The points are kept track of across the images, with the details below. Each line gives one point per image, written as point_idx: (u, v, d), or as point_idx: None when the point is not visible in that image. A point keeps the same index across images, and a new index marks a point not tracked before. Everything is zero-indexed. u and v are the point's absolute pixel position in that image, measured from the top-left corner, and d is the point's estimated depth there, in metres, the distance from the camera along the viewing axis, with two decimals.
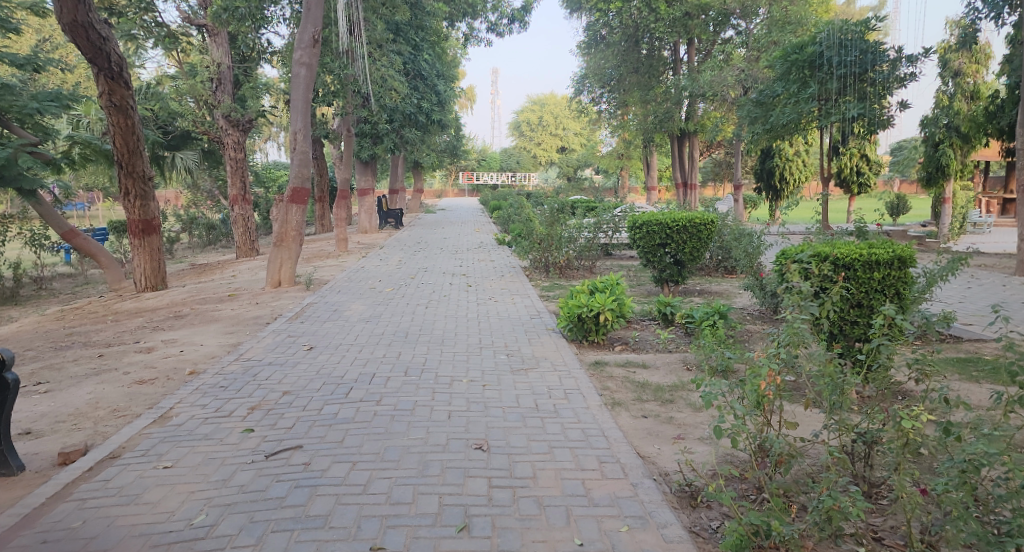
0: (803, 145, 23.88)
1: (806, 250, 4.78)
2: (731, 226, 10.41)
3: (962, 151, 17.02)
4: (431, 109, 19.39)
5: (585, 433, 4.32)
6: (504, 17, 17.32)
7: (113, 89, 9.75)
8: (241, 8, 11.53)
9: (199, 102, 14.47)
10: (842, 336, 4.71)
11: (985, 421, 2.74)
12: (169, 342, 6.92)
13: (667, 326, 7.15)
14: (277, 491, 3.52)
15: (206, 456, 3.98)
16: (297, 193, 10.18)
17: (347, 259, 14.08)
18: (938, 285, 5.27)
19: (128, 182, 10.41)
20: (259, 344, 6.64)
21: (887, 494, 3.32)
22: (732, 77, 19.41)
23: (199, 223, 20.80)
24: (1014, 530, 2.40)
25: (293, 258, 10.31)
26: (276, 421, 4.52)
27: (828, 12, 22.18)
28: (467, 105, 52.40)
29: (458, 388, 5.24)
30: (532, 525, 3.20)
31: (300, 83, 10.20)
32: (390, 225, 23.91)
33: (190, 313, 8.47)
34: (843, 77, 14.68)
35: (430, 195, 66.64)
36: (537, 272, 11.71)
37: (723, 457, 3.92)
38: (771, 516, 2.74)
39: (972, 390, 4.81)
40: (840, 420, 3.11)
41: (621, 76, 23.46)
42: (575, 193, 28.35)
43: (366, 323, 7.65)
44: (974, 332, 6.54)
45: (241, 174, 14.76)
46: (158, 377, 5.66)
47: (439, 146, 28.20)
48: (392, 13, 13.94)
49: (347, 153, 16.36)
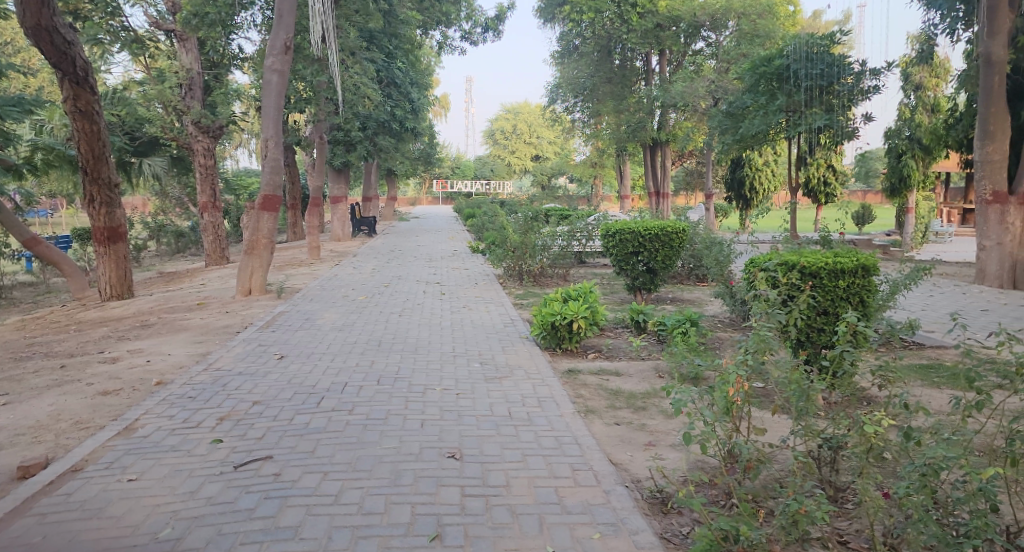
0: (771, 155, 24.29)
1: (774, 259, 4.91)
2: (702, 235, 10.55)
3: (923, 162, 17.50)
4: (405, 117, 19.36)
5: (559, 441, 4.34)
6: (477, 26, 17.41)
7: (78, 94, 9.59)
8: (211, 14, 11.49)
9: (168, 108, 14.21)
10: (810, 343, 4.81)
11: (944, 426, 2.80)
12: (134, 352, 6.79)
13: (639, 334, 7.22)
14: (246, 503, 3.47)
15: (173, 468, 3.91)
16: (268, 201, 10.05)
17: (320, 268, 13.95)
18: (901, 294, 5.40)
19: (93, 189, 10.19)
20: (229, 354, 6.56)
21: (852, 499, 3.38)
22: (703, 88, 19.71)
23: (167, 231, 20.56)
24: (971, 531, 2.46)
25: (264, 266, 10.19)
26: (246, 431, 4.46)
27: (796, 25, 22.67)
28: (442, 114, 52.44)
29: (432, 396, 5.24)
30: (504, 533, 3.20)
31: (272, 90, 10.10)
32: (364, 233, 23.79)
33: (156, 323, 8.33)
34: (809, 90, 15.12)
35: (403, 203, 66.38)
36: (511, 280, 11.74)
37: (694, 463, 3.97)
38: (740, 520, 2.77)
39: (933, 396, 4.95)
40: (807, 426, 3.15)
41: (594, 86, 23.64)
42: (548, 202, 28.44)
43: (339, 331, 7.60)
44: (935, 339, 6.72)
45: (210, 181, 14.56)
46: (122, 388, 5.54)
47: (413, 153, 28.06)
48: (366, 20, 13.85)
49: (320, 160, 16.22)
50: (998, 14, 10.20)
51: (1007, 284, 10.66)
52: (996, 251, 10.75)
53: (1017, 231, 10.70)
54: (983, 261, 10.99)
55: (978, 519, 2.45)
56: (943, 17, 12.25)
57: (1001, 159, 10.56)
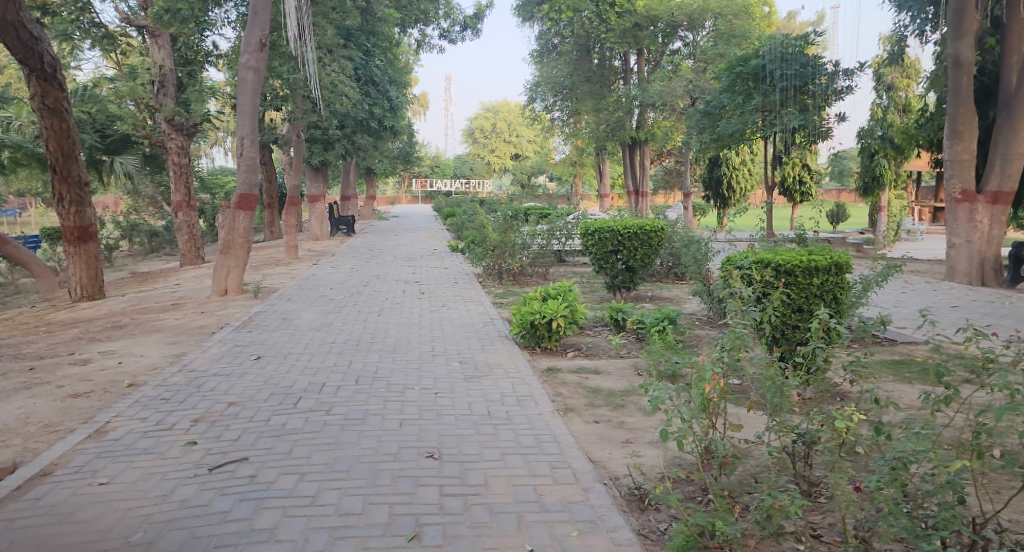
0: (748, 155, 24.55)
1: (749, 257, 4.96)
2: (680, 234, 10.61)
3: (895, 161, 17.81)
4: (383, 115, 19.24)
5: (538, 439, 4.34)
6: (456, 25, 17.36)
7: (46, 91, 9.41)
8: (183, 10, 11.29)
9: (140, 105, 13.99)
10: (784, 339, 4.86)
11: (913, 420, 2.85)
12: (106, 353, 6.68)
13: (618, 332, 7.26)
14: (221, 505, 3.43)
15: (145, 472, 3.84)
16: (244, 200, 9.94)
17: (297, 267, 13.83)
18: (873, 291, 5.48)
19: (62, 188, 9.98)
20: (204, 355, 6.47)
21: (824, 493, 3.42)
22: (681, 87, 19.86)
23: (140, 230, 20.24)
24: (939, 523, 2.51)
25: (240, 266, 10.07)
26: (221, 433, 4.40)
27: (771, 26, 22.93)
28: (420, 113, 52.30)
29: (410, 396, 5.21)
30: (483, 533, 3.19)
31: (247, 88, 9.99)
32: (343, 232, 23.61)
33: (129, 324, 8.19)
34: (784, 90, 15.31)
35: (383, 203, 66.06)
36: (490, 279, 11.73)
37: (671, 459, 4.01)
38: (716, 515, 2.80)
39: (904, 390, 5.03)
40: (781, 421, 3.19)
41: (573, 85, 23.72)
42: (527, 201, 28.48)
43: (316, 332, 7.53)
44: (905, 334, 6.83)
45: (185, 180, 14.36)
46: (94, 390, 5.45)
47: (391, 152, 27.94)
48: (343, 18, 13.74)
49: (297, 158, 16.05)
50: (964, 16, 10.40)
51: (976, 281, 10.86)
52: (966, 249, 10.95)
53: (986, 230, 10.88)
54: (953, 259, 11.17)
55: (947, 510, 2.50)
56: (913, 18, 12.46)
57: (969, 158, 10.76)
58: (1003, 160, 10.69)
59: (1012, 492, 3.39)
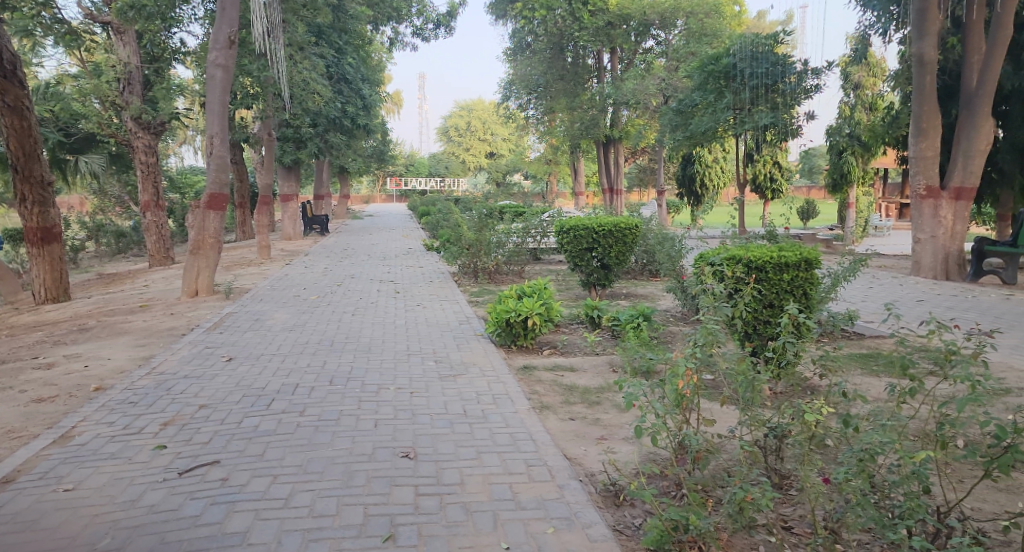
0: (721, 153, 24.84)
1: (721, 253, 5.02)
2: (654, 231, 10.67)
3: (863, 158, 18.14)
4: (356, 113, 19.10)
5: (514, 437, 4.34)
6: (429, 22, 17.28)
7: (6, 88, 9.17)
8: (148, 7, 11.03)
9: (105, 103, 13.75)
10: (756, 334, 4.91)
11: (880, 412, 2.90)
12: (71, 357, 6.53)
13: (594, 329, 7.29)
14: (191, 509, 3.37)
15: (113, 476, 3.77)
16: (214, 200, 9.81)
17: (269, 267, 13.68)
18: (842, 286, 5.57)
19: (24, 188, 9.71)
20: (174, 357, 6.37)
21: (795, 485, 3.48)
22: (654, 86, 20.06)
23: (107, 231, 19.83)
24: (905, 512, 2.57)
25: (211, 266, 9.91)
26: (192, 436, 4.33)
27: (741, 25, 23.20)
28: (394, 111, 52.07)
29: (385, 395, 5.19)
30: (458, 532, 3.19)
31: (216, 85, 9.83)
32: (316, 231, 23.37)
33: (96, 326, 8.03)
34: (754, 88, 15.56)
35: (357, 202, 65.67)
36: (465, 278, 11.70)
37: (646, 455, 4.05)
38: (689, 510, 2.82)
39: (871, 384, 5.14)
40: (752, 415, 3.23)
41: (548, 83, 23.79)
42: (502, 199, 28.44)
43: (289, 332, 7.44)
44: (873, 328, 6.97)
45: (153, 179, 14.11)
46: (58, 394, 5.33)
47: (364, 151, 27.78)
48: (313, 15, 13.59)
49: (268, 157, 15.87)
50: (927, 16, 10.60)
51: (940, 275, 11.15)
52: (931, 244, 11.21)
53: (950, 225, 11.12)
54: (919, 254, 11.45)
55: (911, 500, 2.55)
56: (878, 17, 12.69)
57: (934, 155, 10.98)
58: (965, 157, 10.91)
59: (974, 481, 3.47)
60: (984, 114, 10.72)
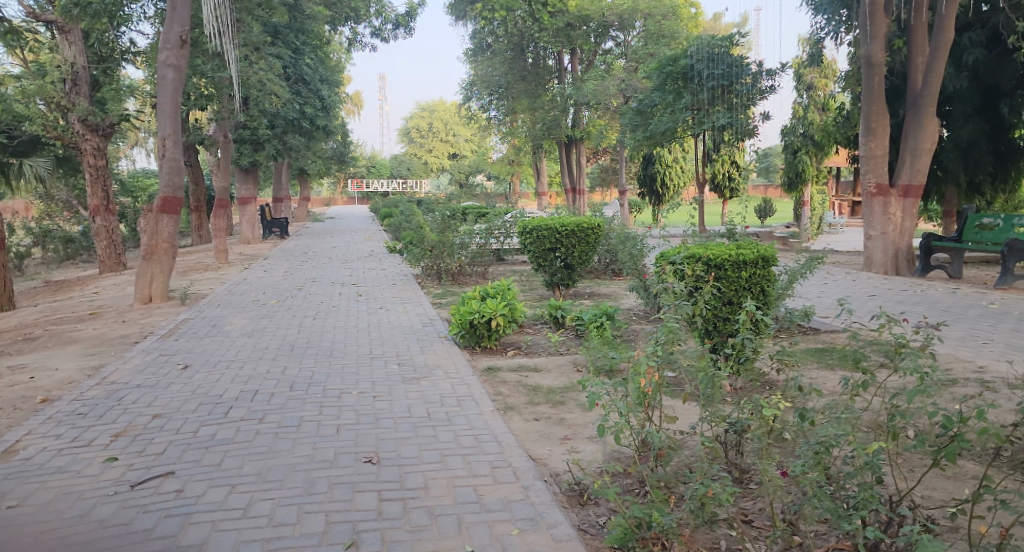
0: (680, 153, 25.23)
1: (681, 252, 5.09)
2: (616, 231, 10.76)
3: (816, 158, 18.84)
4: (316, 114, 18.82)
5: (478, 439, 4.32)
6: (388, 23, 17.15)
7: None
8: (94, 4, 10.63)
9: (51, 104, 13.26)
10: (716, 331, 4.98)
11: (836, 405, 2.95)
12: (16, 368, 6.27)
13: (558, 329, 7.32)
14: (145, 522, 3.28)
15: (60, 492, 3.63)
16: (168, 203, 9.56)
17: (226, 272, 13.40)
18: (799, 282, 5.66)
19: None
20: (126, 365, 6.17)
21: (754, 479, 3.55)
22: (614, 86, 20.19)
23: (54, 236, 19.18)
24: (859, 502, 2.61)
25: (165, 272, 9.64)
26: (145, 447, 4.20)
27: (698, 27, 23.58)
28: (354, 111, 51.58)
29: (347, 400, 5.11)
30: (422, 536, 3.16)
31: (167, 86, 9.58)
32: (276, 234, 22.98)
33: (42, 335, 7.74)
34: (712, 89, 15.87)
35: (317, 204, 64.85)
36: (429, 280, 11.63)
37: (610, 453, 4.07)
38: (652, 507, 2.84)
39: (827, 377, 5.28)
40: (713, 413, 3.25)
41: (509, 84, 23.87)
42: (465, 200, 28.43)
43: (248, 338, 7.28)
44: (829, 324, 7.14)
45: (102, 182, 13.72)
46: (2, 407, 5.11)
47: (324, 152, 27.46)
48: (269, 14, 13.32)
49: (224, 159, 15.56)
50: (875, 19, 10.89)
51: (891, 271, 11.49)
52: (881, 240, 11.53)
53: (899, 222, 11.45)
54: (870, 250, 11.77)
55: (865, 490, 2.61)
56: (828, 20, 13.02)
57: (883, 154, 11.30)
58: (912, 155, 11.22)
59: (924, 470, 3.59)
60: (929, 114, 11.08)
